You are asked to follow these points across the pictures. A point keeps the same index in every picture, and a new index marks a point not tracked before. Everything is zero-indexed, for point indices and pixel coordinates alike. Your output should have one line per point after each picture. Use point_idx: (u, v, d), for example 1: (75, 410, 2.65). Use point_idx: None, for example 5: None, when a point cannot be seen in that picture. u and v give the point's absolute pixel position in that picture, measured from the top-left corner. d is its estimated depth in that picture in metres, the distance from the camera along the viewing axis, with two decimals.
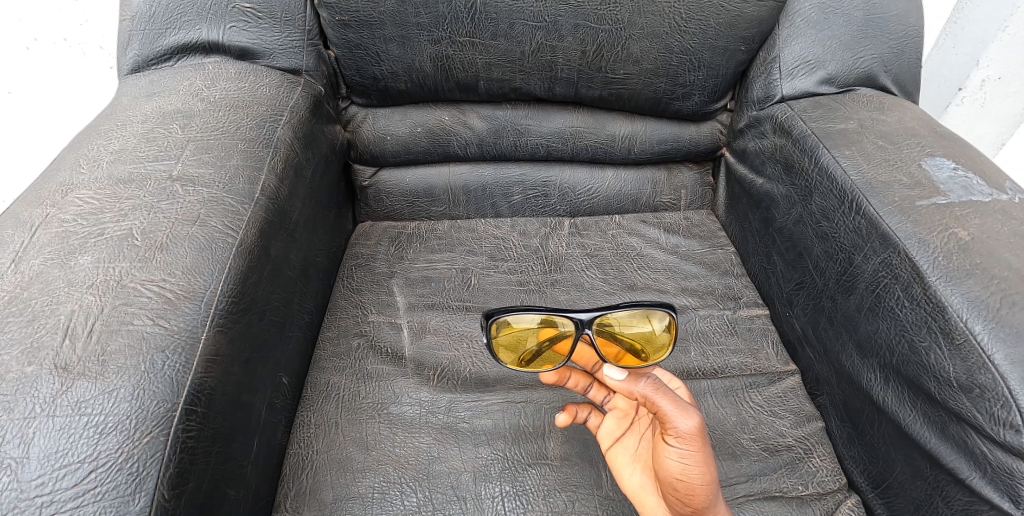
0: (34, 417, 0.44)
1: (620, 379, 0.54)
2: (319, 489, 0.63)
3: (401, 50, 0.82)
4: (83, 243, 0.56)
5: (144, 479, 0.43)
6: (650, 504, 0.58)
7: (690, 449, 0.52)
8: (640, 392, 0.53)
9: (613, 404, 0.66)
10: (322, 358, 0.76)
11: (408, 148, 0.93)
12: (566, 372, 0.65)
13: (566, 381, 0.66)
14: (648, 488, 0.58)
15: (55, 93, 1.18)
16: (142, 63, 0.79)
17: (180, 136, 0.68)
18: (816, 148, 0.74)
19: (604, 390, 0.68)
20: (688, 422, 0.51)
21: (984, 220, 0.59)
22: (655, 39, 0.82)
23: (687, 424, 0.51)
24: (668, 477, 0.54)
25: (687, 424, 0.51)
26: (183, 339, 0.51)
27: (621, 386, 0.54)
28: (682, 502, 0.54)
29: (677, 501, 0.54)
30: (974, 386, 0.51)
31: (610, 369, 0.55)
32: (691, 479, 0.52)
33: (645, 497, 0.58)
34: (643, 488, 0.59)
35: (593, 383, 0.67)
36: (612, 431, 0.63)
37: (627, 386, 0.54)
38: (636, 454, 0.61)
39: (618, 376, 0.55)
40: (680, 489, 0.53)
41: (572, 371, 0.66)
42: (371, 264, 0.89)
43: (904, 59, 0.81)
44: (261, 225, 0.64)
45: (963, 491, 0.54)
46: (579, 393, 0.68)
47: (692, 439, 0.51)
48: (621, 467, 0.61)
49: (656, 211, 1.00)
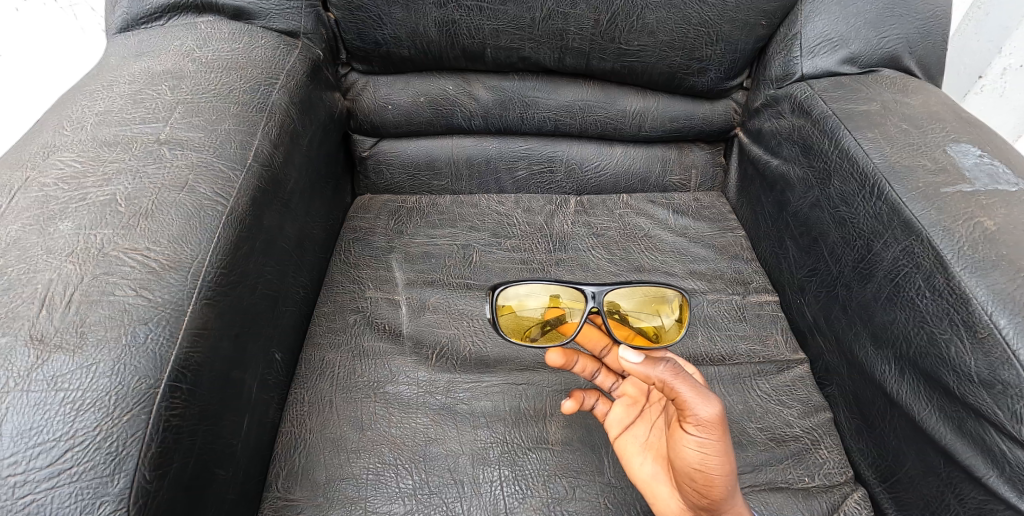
0: (7, 392, 0.42)
1: (637, 362, 0.51)
2: (311, 470, 0.61)
3: (405, 14, 0.78)
4: (63, 209, 0.53)
5: (124, 460, 0.42)
6: (662, 495, 0.56)
7: (710, 438, 0.50)
8: (658, 376, 0.51)
9: (623, 391, 0.65)
10: (317, 334, 0.73)
11: (410, 117, 0.89)
12: (572, 356, 0.64)
13: (573, 364, 0.65)
14: (660, 478, 0.57)
15: (42, 55, 1.11)
16: (131, 21, 0.75)
17: (170, 98, 0.64)
18: (837, 129, 0.70)
19: (613, 377, 0.67)
20: (708, 409, 0.49)
21: (1011, 209, 0.56)
22: (673, 9, 0.77)
23: (707, 413, 0.49)
24: (685, 466, 0.52)
25: (706, 412, 0.49)
26: (167, 311, 0.48)
27: (638, 369, 0.51)
28: (698, 492, 0.52)
29: (694, 491, 0.52)
30: (997, 382, 0.49)
31: (625, 351, 0.52)
32: (710, 469, 0.50)
33: (657, 487, 0.57)
34: (655, 477, 0.57)
35: (600, 371, 0.67)
36: (621, 419, 0.62)
37: (644, 370, 0.51)
38: (647, 443, 0.59)
39: (635, 360, 0.51)
40: (698, 480, 0.51)
41: (580, 356, 0.65)
42: (370, 238, 0.86)
43: (932, 39, 0.77)
44: (253, 193, 0.61)
45: (978, 489, 0.52)
46: (586, 379, 0.67)
47: (712, 428, 0.49)
48: (631, 456, 0.59)
49: (664, 191, 0.97)
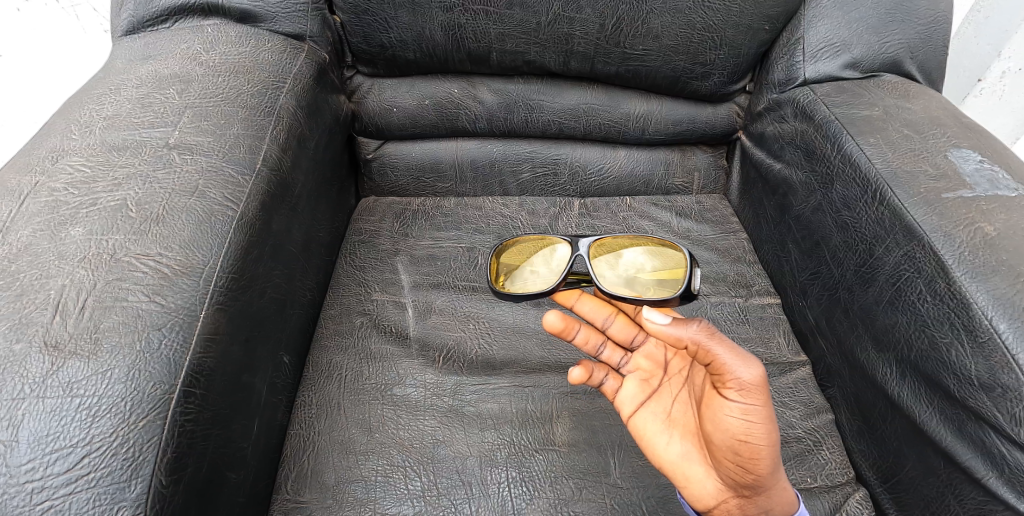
0: (23, 399, 0.42)
1: (666, 323, 0.51)
2: (321, 472, 0.62)
3: (411, 18, 0.79)
4: (74, 214, 0.53)
5: (140, 465, 0.42)
6: (697, 474, 0.55)
7: (753, 404, 0.48)
8: (691, 337, 0.50)
9: (635, 365, 0.66)
10: (324, 336, 0.74)
11: (415, 120, 0.90)
12: (575, 323, 0.65)
13: (576, 334, 0.65)
14: (692, 457, 0.56)
15: (41, 56, 1.10)
16: (137, 24, 0.75)
17: (177, 102, 0.65)
18: (839, 135, 0.71)
19: (619, 350, 0.68)
20: (749, 372, 0.48)
21: (1011, 215, 0.57)
22: (677, 14, 0.78)
23: (749, 375, 0.48)
24: (725, 439, 0.51)
25: (748, 374, 0.48)
26: (181, 317, 0.49)
27: (668, 330, 0.51)
28: (741, 467, 0.51)
29: (736, 466, 0.51)
30: (997, 385, 0.50)
31: (653, 313, 0.52)
32: (754, 439, 0.49)
33: (690, 467, 0.56)
34: (686, 456, 0.56)
35: (606, 344, 0.68)
36: (636, 397, 0.62)
37: (675, 332, 0.51)
38: (671, 421, 0.59)
39: (663, 321, 0.51)
40: (742, 453, 0.50)
41: (582, 325, 0.66)
42: (375, 240, 0.87)
43: (933, 45, 0.78)
44: (262, 197, 0.61)
45: (977, 490, 0.53)
46: (591, 353, 0.67)
47: (755, 392, 0.48)
48: (656, 436, 0.59)
49: (667, 193, 0.97)
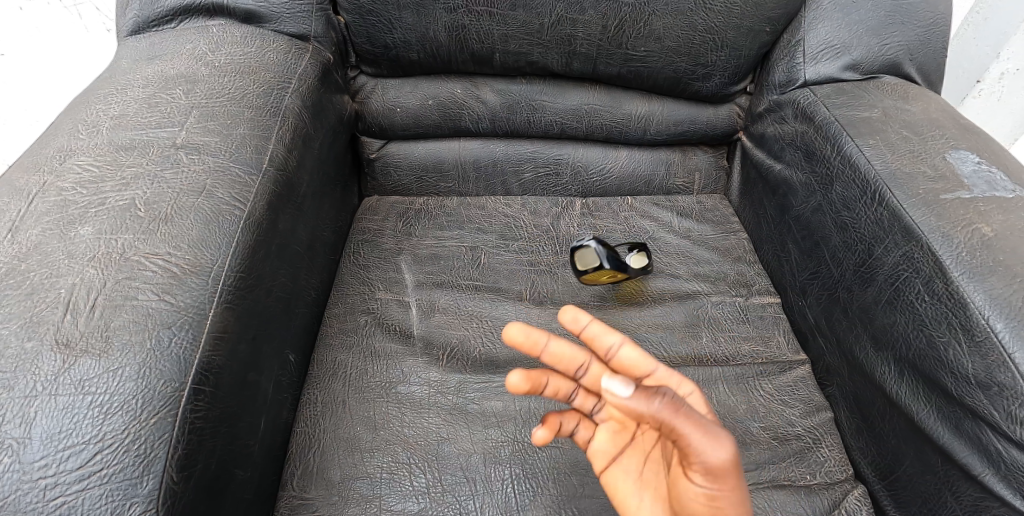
0: (35, 396, 0.43)
1: (630, 396, 0.44)
2: (326, 469, 0.62)
3: (415, 18, 0.79)
4: (83, 213, 0.54)
5: (152, 462, 0.43)
6: None
7: (719, 485, 0.43)
8: (655, 413, 0.43)
9: (607, 413, 0.56)
10: (329, 334, 0.75)
11: (418, 120, 0.90)
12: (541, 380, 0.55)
13: (542, 388, 0.56)
14: None
15: (45, 55, 1.10)
16: (142, 24, 0.76)
17: (184, 102, 0.65)
18: (840, 136, 0.72)
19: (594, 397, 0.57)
20: (720, 454, 0.42)
21: (1008, 217, 0.58)
22: (679, 15, 0.79)
23: (720, 458, 0.42)
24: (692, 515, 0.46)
25: (718, 456, 0.42)
26: (190, 315, 0.49)
27: (630, 403, 0.44)
28: None
29: None
30: (993, 384, 0.51)
31: (614, 384, 0.44)
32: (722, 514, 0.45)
33: None
34: None
35: (578, 389, 0.57)
36: (607, 449, 0.55)
37: (639, 406, 0.43)
38: (641, 480, 0.53)
39: (625, 393, 0.44)
40: None
41: (551, 376, 0.56)
42: (379, 239, 0.87)
43: (932, 46, 0.79)
44: (269, 197, 0.62)
45: (974, 487, 0.54)
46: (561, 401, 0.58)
47: (723, 474, 0.43)
48: (625, 495, 0.53)
49: (668, 193, 0.98)
